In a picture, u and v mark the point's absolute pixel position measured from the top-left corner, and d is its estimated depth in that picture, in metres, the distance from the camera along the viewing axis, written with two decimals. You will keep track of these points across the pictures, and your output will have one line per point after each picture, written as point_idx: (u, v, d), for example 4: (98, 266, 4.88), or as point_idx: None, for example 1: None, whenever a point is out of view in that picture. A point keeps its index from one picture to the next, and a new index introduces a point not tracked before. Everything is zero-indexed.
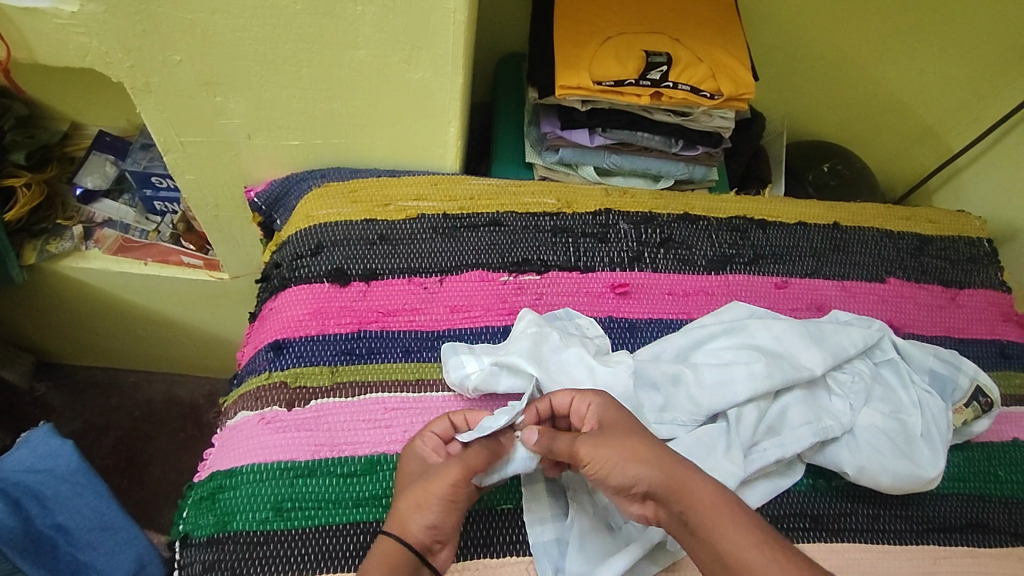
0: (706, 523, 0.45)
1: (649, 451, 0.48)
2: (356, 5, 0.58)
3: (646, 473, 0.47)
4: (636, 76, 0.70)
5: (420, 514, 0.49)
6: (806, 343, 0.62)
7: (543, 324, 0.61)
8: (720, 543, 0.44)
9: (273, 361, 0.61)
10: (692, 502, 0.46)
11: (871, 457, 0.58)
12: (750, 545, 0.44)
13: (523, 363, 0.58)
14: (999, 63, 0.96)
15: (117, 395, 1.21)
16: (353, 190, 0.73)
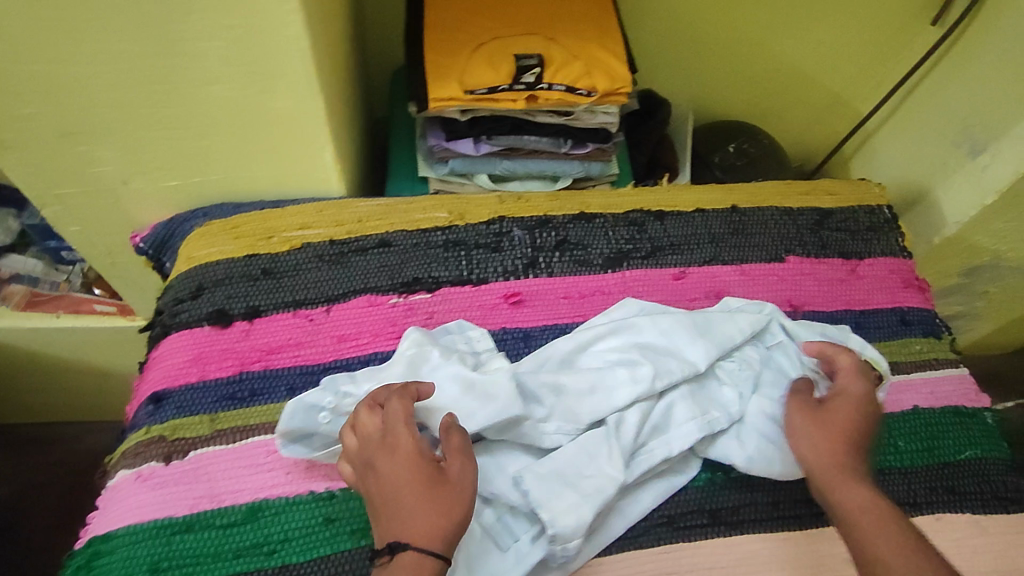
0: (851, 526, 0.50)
1: (825, 442, 0.54)
2: (199, 42, 0.55)
3: (815, 460, 0.54)
4: (509, 81, 0.68)
5: (437, 521, 0.47)
6: (692, 336, 0.61)
7: (422, 343, 0.60)
8: (861, 542, 0.49)
9: (152, 415, 0.60)
10: (846, 497, 0.52)
11: (760, 446, 0.58)
12: (893, 553, 0.48)
13: None
14: (901, 25, 0.95)
15: (55, 448, 1.18)
16: (235, 226, 0.71)
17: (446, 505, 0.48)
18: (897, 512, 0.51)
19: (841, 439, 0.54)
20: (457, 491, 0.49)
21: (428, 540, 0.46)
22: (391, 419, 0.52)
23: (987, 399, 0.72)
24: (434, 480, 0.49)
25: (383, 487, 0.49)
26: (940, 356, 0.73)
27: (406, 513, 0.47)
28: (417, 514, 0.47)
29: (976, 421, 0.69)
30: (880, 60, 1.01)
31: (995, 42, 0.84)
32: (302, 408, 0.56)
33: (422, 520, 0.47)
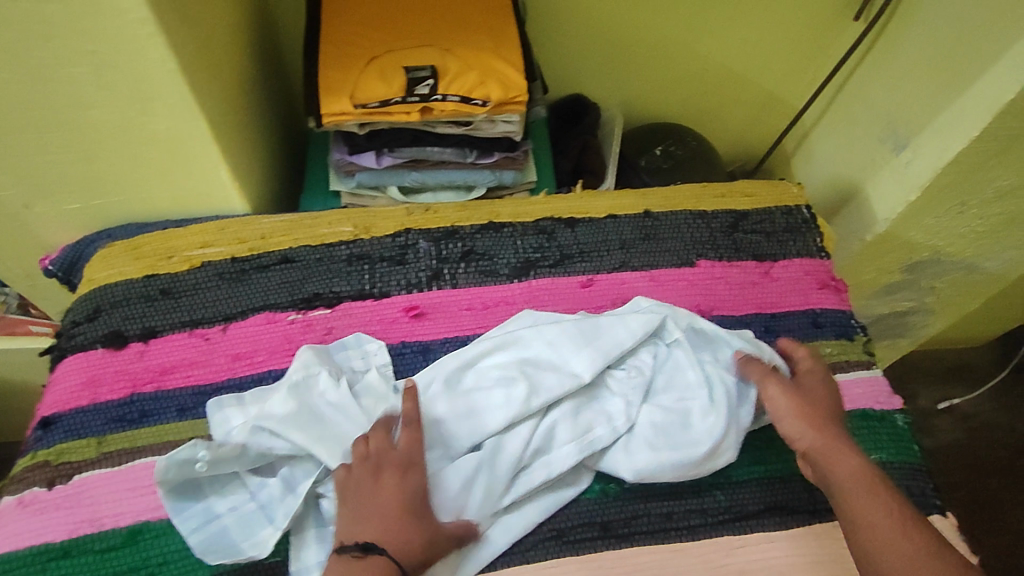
0: (845, 495, 0.53)
1: (816, 419, 0.57)
2: (66, 67, 0.55)
3: (804, 436, 0.57)
4: (402, 94, 0.68)
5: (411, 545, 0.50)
6: (577, 347, 0.61)
7: (309, 366, 0.61)
8: (856, 514, 0.52)
9: (40, 439, 0.60)
10: (838, 470, 0.54)
11: (645, 459, 0.58)
12: (885, 519, 0.51)
13: (288, 427, 0.56)
14: (824, 22, 0.95)
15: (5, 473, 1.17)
16: (137, 247, 0.71)
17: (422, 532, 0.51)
18: (884, 483, 0.53)
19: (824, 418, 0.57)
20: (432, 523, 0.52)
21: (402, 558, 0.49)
22: (393, 452, 0.54)
23: (899, 400, 0.71)
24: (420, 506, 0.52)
25: (378, 498, 0.51)
26: (851, 358, 0.72)
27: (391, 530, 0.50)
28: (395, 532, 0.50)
29: (885, 423, 0.68)
30: (808, 57, 1.01)
31: (914, 37, 0.84)
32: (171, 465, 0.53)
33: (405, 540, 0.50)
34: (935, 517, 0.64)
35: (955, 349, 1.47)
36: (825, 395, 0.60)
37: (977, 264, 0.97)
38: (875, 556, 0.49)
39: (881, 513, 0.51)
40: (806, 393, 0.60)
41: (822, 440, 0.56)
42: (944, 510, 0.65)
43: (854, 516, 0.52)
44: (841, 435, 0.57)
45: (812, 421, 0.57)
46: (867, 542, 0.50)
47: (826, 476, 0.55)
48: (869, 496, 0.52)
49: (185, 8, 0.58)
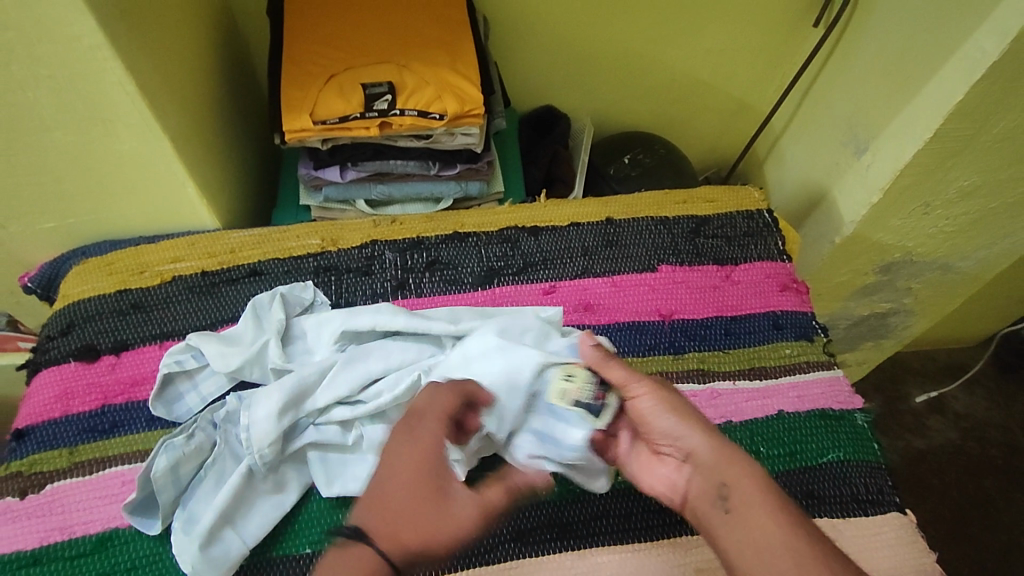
0: (742, 500, 0.49)
1: (706, 428, 0.54)
2: (25, 91, 0.58)
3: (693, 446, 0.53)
4: (361, 110, 0.71)
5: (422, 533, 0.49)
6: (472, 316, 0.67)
7: (256, 306, 0.67)
8: (751, 530, 0.48)
9: (14, 450, 0.62)
10: (732, 480, 0.50)
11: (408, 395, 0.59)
12: (777, 534, 0.47)
13: (208, 340, 0.63)
14: (782, 30, 0.98)
15: None
16: (111, 263, 0.73)
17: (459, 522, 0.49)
18: (778, 496, 0.50)
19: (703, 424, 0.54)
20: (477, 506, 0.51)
21: (388, 545, 0.48)
22: (430, 410, 0.54)
23: (860, 400, 0.71)
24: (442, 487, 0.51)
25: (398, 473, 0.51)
26: (810, 359, 0.72)
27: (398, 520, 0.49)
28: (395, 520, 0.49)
29: (844, 422, 0.68)
30: (771, 64, 1.03)
31: (870, 40, 0.86)
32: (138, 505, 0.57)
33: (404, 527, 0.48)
34: (893, 514, 0.63)
35: (946, 349, 1.46)
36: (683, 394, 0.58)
37: (950, 263, 0.97)
38: (767, 565, 0.46)
39: (783, 515, 0.48)
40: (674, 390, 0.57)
41: (712, 443, 0.53)
42: (903, 507, 0.65)
43: (745, 523, 0.48)
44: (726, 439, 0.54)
45: (698, 423, 0.54)
46: (762, 555, 0.47)
47: (719, 482, 0.51)
48: (765, 506, 0.49)
49: (143, 33, 0.61)
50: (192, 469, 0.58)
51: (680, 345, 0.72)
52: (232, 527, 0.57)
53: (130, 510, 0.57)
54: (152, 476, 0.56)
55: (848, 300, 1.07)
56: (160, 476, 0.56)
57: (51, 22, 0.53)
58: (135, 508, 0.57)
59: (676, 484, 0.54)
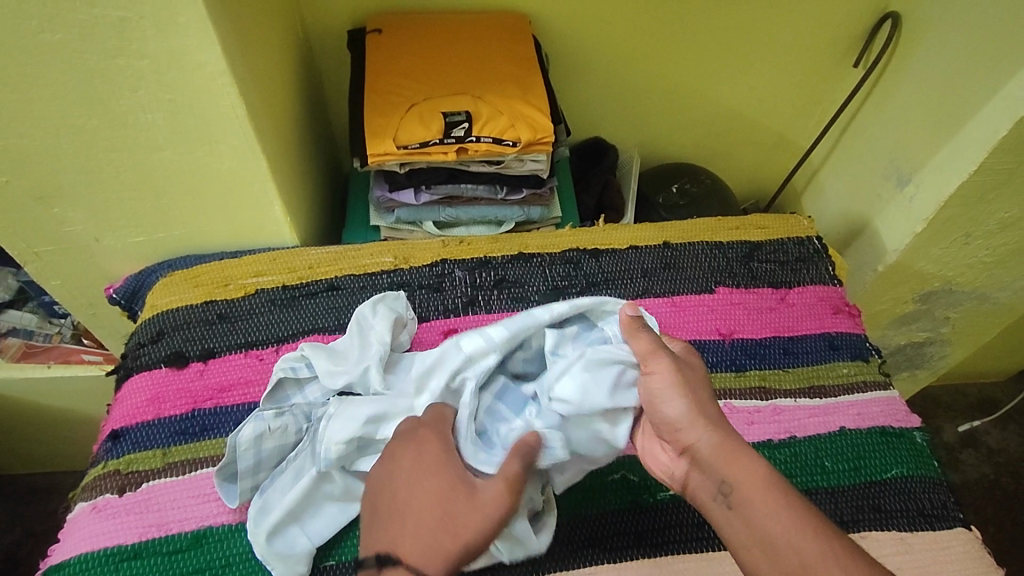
0: (747, 498, 0.49)
1: (714, 419, 0.53)
2: (145, 114, 0.63)
3: (698, 437, 0.52)
4: (440, 136, 0.76)
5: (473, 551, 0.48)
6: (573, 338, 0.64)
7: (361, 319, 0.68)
8: (746, 514, 0.48)
9: (111, 450, 0.65)
10: (733, 471, 0.50)
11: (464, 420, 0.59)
12: (776, 520, 0.47)
13: (320, 351, 0.65)
14: (821, 71, 1.04)
15: (56, 499, 1.20)
16: (196, 275, 0.77)
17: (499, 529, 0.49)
18: (787, 486, 0.49)
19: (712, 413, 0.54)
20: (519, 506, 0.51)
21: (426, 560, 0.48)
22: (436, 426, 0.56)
23: (917, 419, 0.73)
24: (477, 496, 0.50)
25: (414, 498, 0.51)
26: (867, 378, 0.75)
27: (434, 543, 0.49)
28: (450, 540, 0.49)
29: (905, 440, 0.71)
30: (808, 102, 1.09)
31: (911, 79, 0.92)
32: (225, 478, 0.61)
33: (451, 542, 0.48)
34: (959, 530, 0.65)
35: (977, 384, 1.46)
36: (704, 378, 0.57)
37: (988, 294, 0.99)
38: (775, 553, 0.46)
39: (799, 517, 0.47)
40: (693, 386, 0.55)
41: (720, 437, 0.52)
42: (967, 523, 0.67)
43: (748, 516, 0.48)
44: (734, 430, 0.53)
45: (703, 416, 0.53)
46: (764, 547, 0.47)
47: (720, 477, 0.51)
48: (768, 494, 0.48)
49: (252, 64, 0.66)
50: (272, 446, 0.61)
51: (741, 363, 0.75)
52: (298, 525, 0.59)
53: (222, 479, 0.61)
54: (238, 444, 0.60)
55: (888, 328, 1.10)
56: (244, 444, 0.60)
57: (181, 51, 0.58)
58: (227, 475, 0.61)
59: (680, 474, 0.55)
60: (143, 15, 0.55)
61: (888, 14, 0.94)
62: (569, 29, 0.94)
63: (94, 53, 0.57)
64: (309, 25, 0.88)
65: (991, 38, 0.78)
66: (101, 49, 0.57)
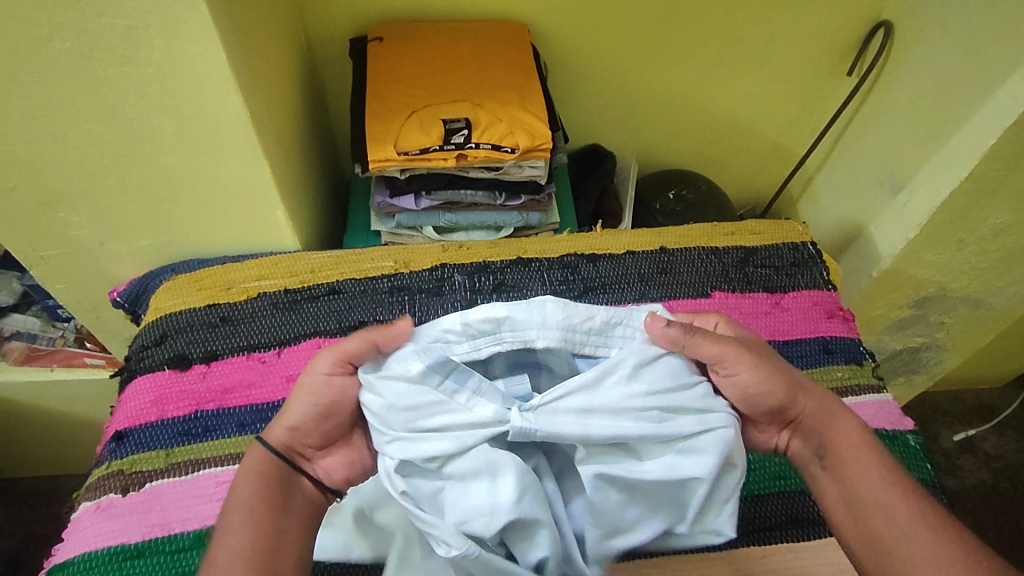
0: (846, 461, 0.55)
1: (807, 389, 0.59)
2: (150, 120, 0.64)
3: (802, 406, 0.57)
4: (440, 142, 0.78)
5: (292, 419, 0.56)
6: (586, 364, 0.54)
7: None
8: (851, 478, 0.54)
9: (114, 450, 0.66)
10: (836, 438, 0.56)
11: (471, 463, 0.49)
12: (880, 477, 0.54)
13: None
14: (816, 79, 1.05)
15: (57, 502, 1.20)
16: (199, 279, 0.78)
17: (320, 407, 0.55)
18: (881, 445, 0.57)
19: (806, 385, 0.59)
20: (346, 389, 0.55)
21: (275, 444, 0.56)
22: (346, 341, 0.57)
23: (910, 421, 0.74)
24: (303, 378, 0.57)
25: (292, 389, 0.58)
26: (861, 382, 0.76)
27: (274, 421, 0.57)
28: (285, 416, 0.56)
29: (897, 442, 0.72)
30: (804, 110, 1.11)
31: (904, 87, 0.93)
32: None
33: (284, 417, 0.56)
34: None
35: (974, 390, 1.47)
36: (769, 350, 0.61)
37: (982, 299, 1.00)
38: (887, 506, 0.52)
39: (892, 473, 0.54)
40: (773, 362, 0.58)
41: (818, 404, 0.58)
42: None
43: (848, 479, 0.55)
44: (828, 396, 0.59)
45: (799, 386, 0.58)
46: (865, 506, 0.53)
47: (830, 443, 0.56)
48: (868, 455, 0.55)
49: (256, 71, 0.68)
50: None
51: None
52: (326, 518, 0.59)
53: None
54: None
55: (883, 333, 1.11)
56: None
57: (187, 59, 0.59)
58: None
59: (778, 443, 0.59)
60: (150, 24, 0.56)
61: (881, 23, 0.96)
62: (567, 38, 0.95)
63: (101, 60, 0.58)
64: (312, 34, 0.89)
65: (981, 47, 0.80)
66: (109, 56, 0.58)
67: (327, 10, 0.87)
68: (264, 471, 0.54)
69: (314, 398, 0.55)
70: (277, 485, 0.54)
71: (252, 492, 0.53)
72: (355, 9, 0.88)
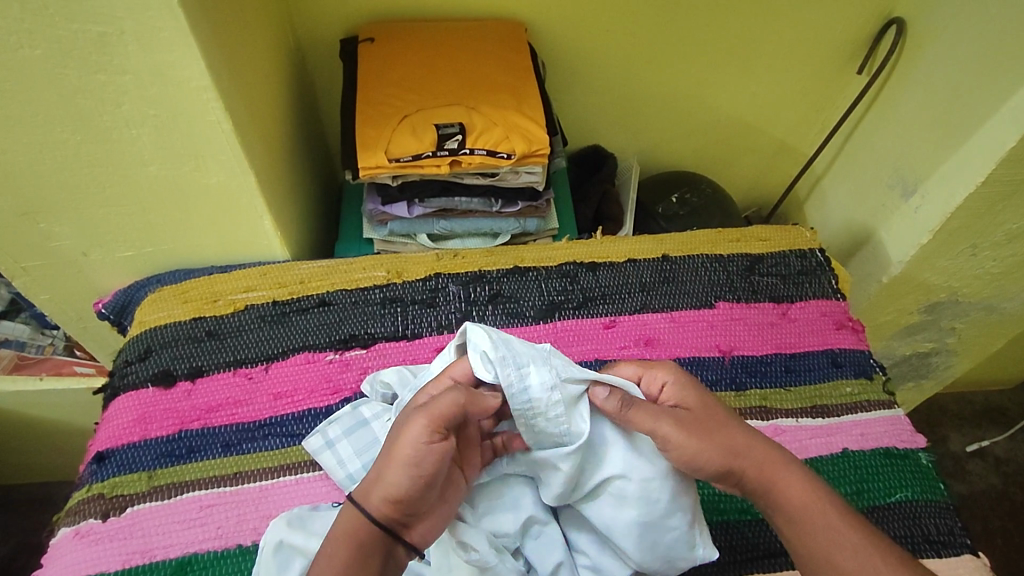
0: (794, 519, 0.51)
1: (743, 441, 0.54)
2: (129, 129, 0.62)
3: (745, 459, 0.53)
4: (433, 149, 0.75)
5: (385, 485, 0.48)
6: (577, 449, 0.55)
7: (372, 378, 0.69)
8: (802, 538, 0.50)
9: (95, 472, 0.64)
10: (784, 498, 0.52)
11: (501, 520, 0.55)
12: (839, 538, 0.49)
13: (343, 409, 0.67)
14: (825, 78, 1.02)
15: (52, 509, 1.19)
16: (185, 291, 0.75)
17: (403, 469, 0.48)
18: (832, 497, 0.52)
19: (741, 433, 0.55)
20: (430, 447, 0.49)
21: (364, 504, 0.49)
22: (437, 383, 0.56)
23: (923, 439, 0.71)
24: (398, 434, 0.50)
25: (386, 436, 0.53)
26: (871, 398, 0.73)
27: (369, 480, 0.50)
28: (372, 474, 0.50)
29: (909, 461, 0.69)
30: (812, 109, 1.07)
31: (917, 87, 0.89)
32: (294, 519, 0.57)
33: (373, 482, 0.49)
34: (966, 557, 0.64)
35: (983, 392, 1.44)
36: (715, 402, 0.57)
37: (995, 304, 0.96)
38: (835, 569, 0.48)
39: (846, 531, 0.49)
40: (705, 411, 0.56)
41: (760, 465, 0.53)
42: (974, 550, 0.65)
43: (796, 539, 0.50)
44: (767, 443, 0.55)
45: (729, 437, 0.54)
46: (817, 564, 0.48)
47: (778, 501, 0.52)
48: (820, 509, 0.50)
49: (239, 77, 0.65)
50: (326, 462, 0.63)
51: (742, 381, 0.73)
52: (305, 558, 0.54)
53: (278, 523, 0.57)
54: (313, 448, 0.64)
55: (892, 339, 1.07)
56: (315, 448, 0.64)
57: (165, 66, 0.57)
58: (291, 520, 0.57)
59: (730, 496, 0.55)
60: (124, 30, 0.54)
61: (893, 20, 0.92)
62: (566, 37, 0.92)
63: (76, 68, 0.56)
64: (301, 34, 0.86)
65: (999, 45, 0.76)
66: (83, 65, 0.55)
67: (316, 9, 0.84)
68: (353, 539, 0.47)
69: (403, 460, 0.48)
70: (371, 550, 0.48)
71: (346, 558, 0.47)
72: (346, 9, 0.85)
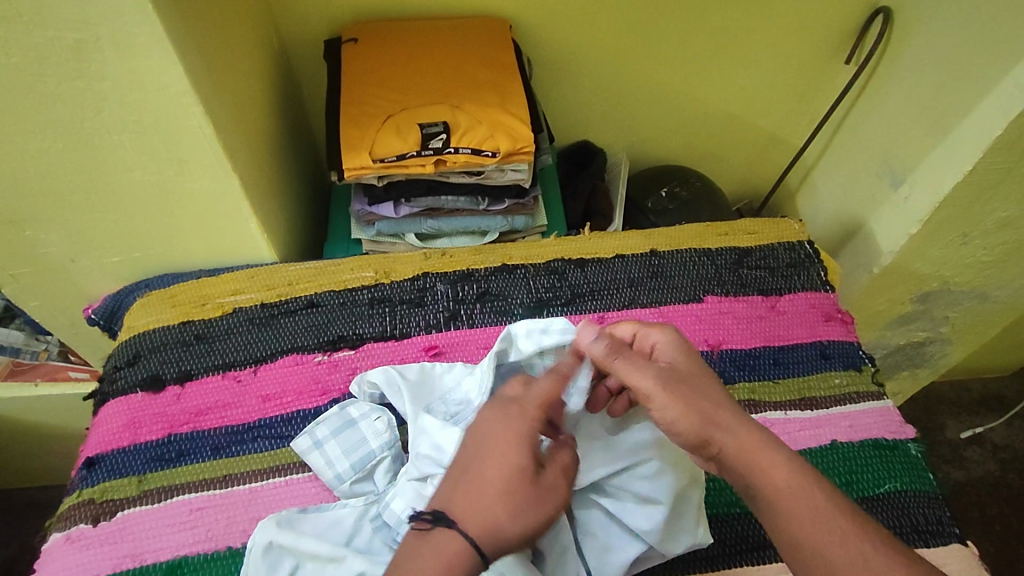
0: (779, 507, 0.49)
1: (730, 420, 0.53)
2: (110, 135, 0.61)
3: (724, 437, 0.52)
4: (416, 148, 0.75)
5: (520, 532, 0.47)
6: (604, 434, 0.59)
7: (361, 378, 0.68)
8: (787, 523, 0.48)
9: (85, 478, 0.64)
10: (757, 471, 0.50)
11: None
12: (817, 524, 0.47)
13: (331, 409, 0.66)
14: (813, 68, 1.01)
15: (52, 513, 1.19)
16: (173, 295, 0.75)
17: (540, 523, 0.48)
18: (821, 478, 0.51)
19: (725, 407, 0.54)
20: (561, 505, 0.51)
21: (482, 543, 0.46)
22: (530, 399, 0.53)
23: (912, 429, 0.71)
24: (541, 486, 0.49)
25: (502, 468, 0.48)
26: (860, 389, 0.73)
27: (489, 518, 0.46)
28: (500, 514, 0.47)
29: (898, 452, 0.69)
30: (801, 100, 1.07)
31: (904, 76, 0.89)
32: (282, 519, 0.58)
33: (500, 527, 0.46)
34: (954, 546, 0.64)
35: (981, 379, 1.44)
36: (707, 375, 0.56)
37: (987, 292, 0.96)
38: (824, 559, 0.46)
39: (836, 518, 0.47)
40: (693, 379, 0.55)
41: (736, 438, 0.52)
42: (963, 538, 0.65)
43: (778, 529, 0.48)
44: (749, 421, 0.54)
45: (708, 412, 0.53)
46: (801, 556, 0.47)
47: (758, 482, 0.50)
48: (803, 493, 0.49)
49: (219, 80, 0.65)
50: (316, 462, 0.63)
51: (730, 375, 0.73)
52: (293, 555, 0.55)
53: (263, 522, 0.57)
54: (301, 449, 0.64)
55: (885, 329, 1.07)
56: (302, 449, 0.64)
57: (143, 72, 0.57)
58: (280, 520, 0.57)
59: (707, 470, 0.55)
60: (100, 37, 0.54)
61: (879, 9, 0.91)
62: (552, 33, 0.92)
63: (53, 76, 0.55)
64: (285, 36, 0.86)
65: (987, 33, 0.76)
66: (60, 72, 0.55)
67: (300, 10, 0.83)
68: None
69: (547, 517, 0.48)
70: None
71: None
72: (329, 9, 0.84)
